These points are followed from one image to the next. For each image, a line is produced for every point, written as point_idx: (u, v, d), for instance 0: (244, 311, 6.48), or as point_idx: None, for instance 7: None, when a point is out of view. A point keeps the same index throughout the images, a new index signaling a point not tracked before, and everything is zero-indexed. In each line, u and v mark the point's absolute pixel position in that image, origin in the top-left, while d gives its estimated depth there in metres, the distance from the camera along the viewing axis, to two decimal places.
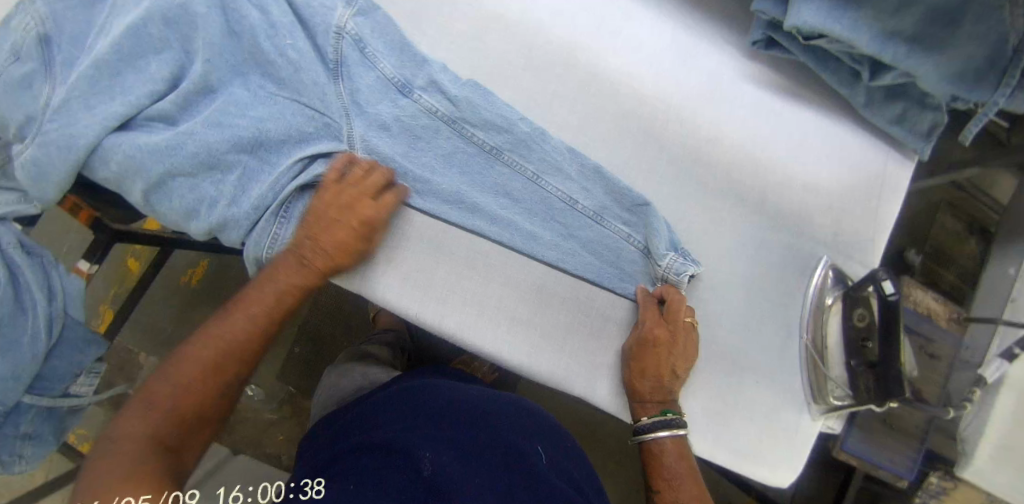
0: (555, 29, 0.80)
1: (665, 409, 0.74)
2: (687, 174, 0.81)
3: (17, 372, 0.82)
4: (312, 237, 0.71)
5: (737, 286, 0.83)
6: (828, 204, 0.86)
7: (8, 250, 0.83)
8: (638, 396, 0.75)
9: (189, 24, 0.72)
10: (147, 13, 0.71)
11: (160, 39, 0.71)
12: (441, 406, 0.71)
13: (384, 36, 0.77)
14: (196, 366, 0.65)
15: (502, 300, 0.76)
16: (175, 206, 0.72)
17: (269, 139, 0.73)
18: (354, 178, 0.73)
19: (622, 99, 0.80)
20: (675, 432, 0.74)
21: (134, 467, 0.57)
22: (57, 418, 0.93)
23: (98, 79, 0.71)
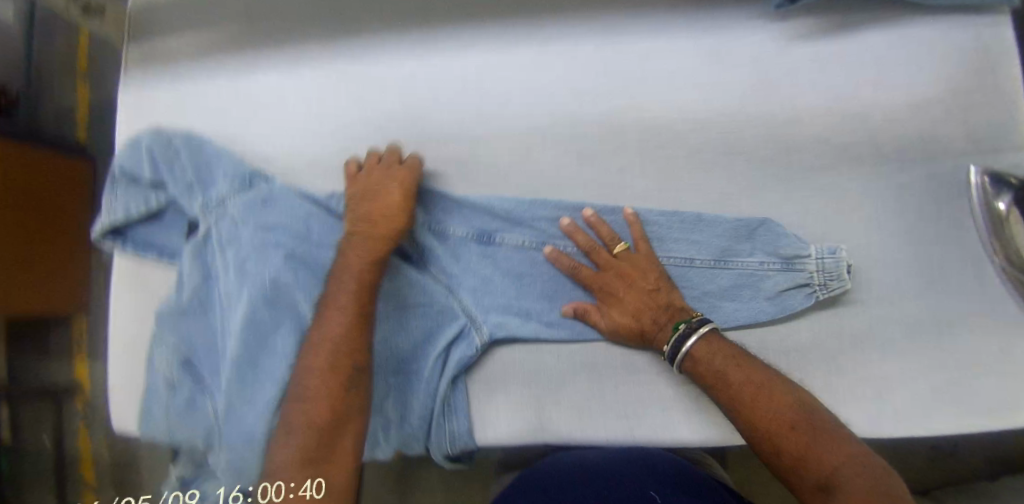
0: (587, 109, 0.78)
1: (676, 323, 0.69)
2: (788, 166, 0.76)
3: None
4: (374, 222, 0.75)
5: (898, 245, 0.76)
6: (947, 112, 0.77)
7: None
8: (696, 364, 0.67)
9: (288, 294, 0.76)
10: (253, 303, 0.76)
11: (273, 318, 0.76)
12: (560, 477, 0.68)
13: (439, 204, 0.77)
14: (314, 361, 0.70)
15: (679, 386, 0.73)
16: (357, 448, 0.75)
17: (403, 351, 0.76)
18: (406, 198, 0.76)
19: (686, 134, 0.76)
20: (704, 334, 0.67)
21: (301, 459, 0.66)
22: None
23: (243, 375, 0.74)
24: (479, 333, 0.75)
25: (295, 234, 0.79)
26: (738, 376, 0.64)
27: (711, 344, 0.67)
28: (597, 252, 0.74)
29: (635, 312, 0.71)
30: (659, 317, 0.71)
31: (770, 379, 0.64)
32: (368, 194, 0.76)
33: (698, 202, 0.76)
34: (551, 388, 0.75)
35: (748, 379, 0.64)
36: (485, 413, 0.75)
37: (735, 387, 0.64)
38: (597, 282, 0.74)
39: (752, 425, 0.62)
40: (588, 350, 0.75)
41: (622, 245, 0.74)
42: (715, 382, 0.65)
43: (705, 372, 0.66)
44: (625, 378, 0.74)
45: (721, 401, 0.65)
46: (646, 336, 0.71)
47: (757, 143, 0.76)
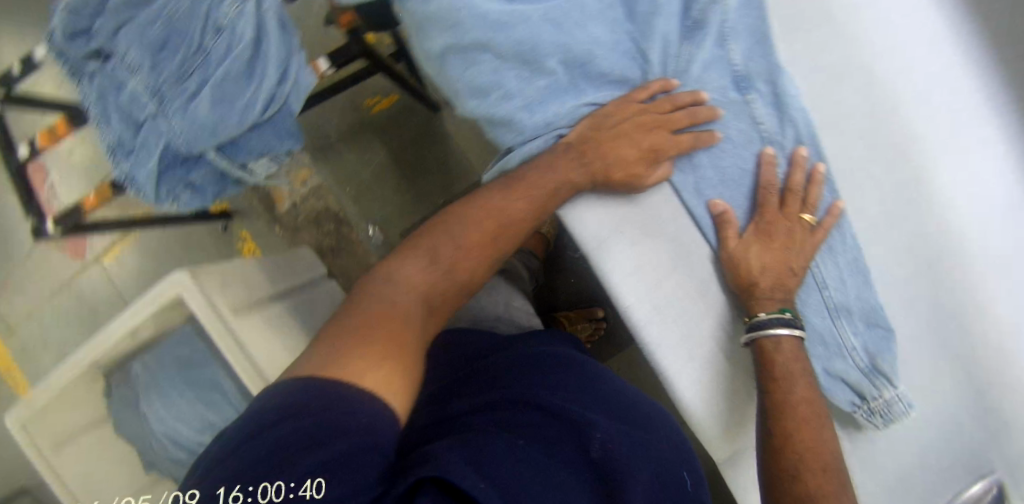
0: (916, 113, 0.71)
1: (783, 307, 0.67)
2: (942, 325, 0.74)
3: (218, 125, 0.88)
4: (618, 127, 0.68)
5: (909, 447, 0.79)
6: None
7: (267, 14, 0.86)
8: (770, 349, 0.65)
9: None
10: None
11: None
12: (606, 392, 0.69)
13: (753, 15, 0.67)
14: (450, 243, 0.67)
15: (707, 340, 0.70)
16: (468, 77, 0.67)
17: (592, 66, 0.67)
18: (660, 105, 0.68)
19: (931, 219, 0.72)
20: (794, 336, 0.66)
21: (367, 350, 0.54)
22: (222, 184, 0.99)
23: None
24: None
25: None
26: (801, 391, 0.63)
27: (792, 346, 0.65)
28: (791, 196, 0.68)
29: (767, 266, 0.67)
30: (777, 291, 0.68)
31: (819, 412, 0.64)
32: (621, 126, 0.68)
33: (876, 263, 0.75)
34: (636, 226, 0.70)
35: (807, 399, 0.63)
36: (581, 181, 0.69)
37: (792, 398, 0.63)
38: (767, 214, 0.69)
39: (783, 437, 0.62)
40: (690, 241, 0.71)
41: (811, 217, 0.68)
42: (777, 379, 0.64)
43: (777, 366, 0.64)
44: (686, 290, 0.70)
45: (768, 396, 0.64)
46: (751, 289, 0.68)
47: None
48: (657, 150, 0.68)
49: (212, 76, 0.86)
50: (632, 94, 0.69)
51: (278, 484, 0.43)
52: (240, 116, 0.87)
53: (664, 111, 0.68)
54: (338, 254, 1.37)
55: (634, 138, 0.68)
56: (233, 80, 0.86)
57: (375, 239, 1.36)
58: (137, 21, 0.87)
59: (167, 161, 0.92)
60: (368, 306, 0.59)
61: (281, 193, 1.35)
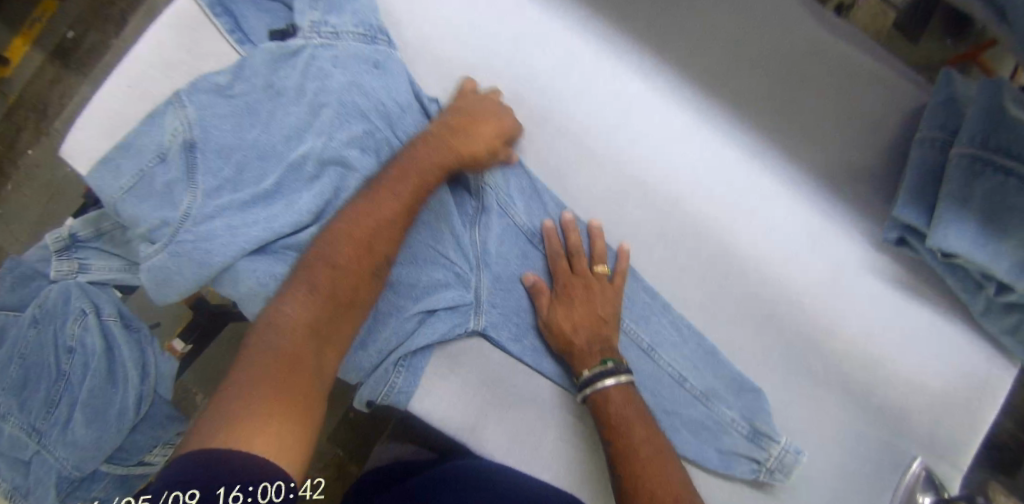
0: (694, 202, 0.80)
1: (605, 358, 0.70)
2: (800, 362, 0.81)
3: (99, 443, 0.85)
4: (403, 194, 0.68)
5: (827, 475, 0.83)
6: (929, 405, 0.83)
7: (108, 321, 0.88)
8: (603, 403, 0.67)
9: (340, 168, 0.73)
10: (305, 154, 0.72)
11: (310, 176, 0.72)
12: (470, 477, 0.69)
13: (521, 184, 0.78)
14: (257, 372, 0.53)
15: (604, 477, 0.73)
16: None
17: (401, 282, 0.72)
18: (440, 134, 0.72)
19: (749, 280, 0.80)
20: (619, 381, 0.68)
21: (268, 402, 0.51)
22: (126, 488, 0.93)
23: (255, 201, 0.71)
24: (476, 318, 0.74)
25: (385, 114, 0.76)
26: (638, 436, 0.64)
27: (626, 393, 0.68)
28: (582, 257, 0.75)
29: (575, 322, 0.72)
30: (595, 343, 0.71)
31: (664, 450, 0.64)
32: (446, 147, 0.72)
33: (719, 336, 0.80)
34: (498, 396, 0.74)
35: (648, 438, 0.64)
36: (433, 379, 0.74)
37: (633, 438, 0.64)
38: (564, 275, 0.75)
39: (636, 484, 0.62)
40: (549, 391, 0.75)
41: (604, 267, 0.74)
42: (614, 429, 0.65)
43: (614, 418, 0.66)
44: (565, 437, 0.74)
45: (613, 448, 0.65)
46: (573, 342, 0.71)
47: (791, 325, 0.81)
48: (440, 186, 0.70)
49: (78, 397, 0.85)
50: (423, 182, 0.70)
51: (279, 484, 0.48)
52: (118, 425, 0.86)
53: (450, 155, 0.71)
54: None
55: (424, 177, 0.69)
56: (102, 390, 0.86)
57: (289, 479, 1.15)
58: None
59: (66, 490, 0.86)
60: (250, 367, 0.53)
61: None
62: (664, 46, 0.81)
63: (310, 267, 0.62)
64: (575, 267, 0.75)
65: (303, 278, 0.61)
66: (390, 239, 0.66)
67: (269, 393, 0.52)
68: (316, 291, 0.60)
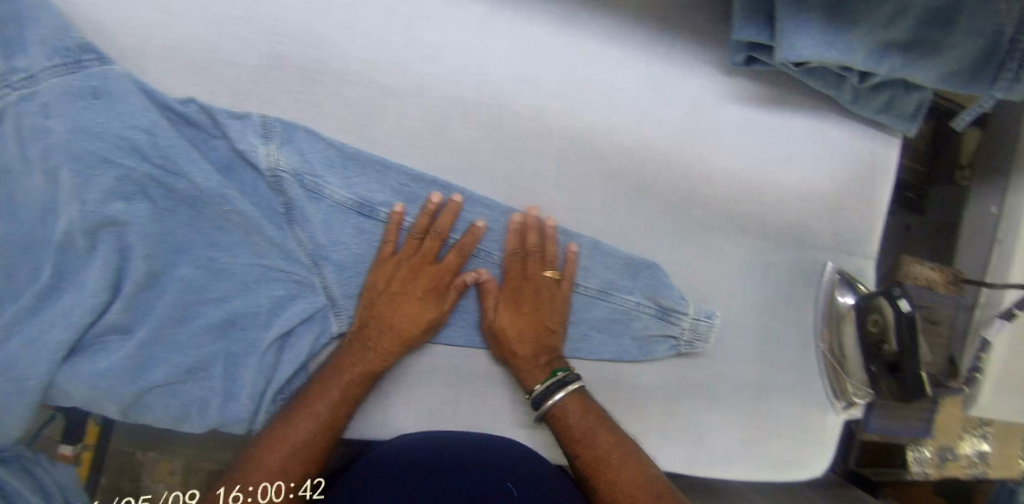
0: (523, 98, 0.70)
1: (555, 369, 0.70)
2: (687, 219, 0.77)
3: None
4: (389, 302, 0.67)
5: (750, 313, 0.82)
6: (826, 206, 0.84)
7: None
8: (563, 416, 0.69)
9: (116, 226, 0.60)
10: (67, 229, 0.58)
11: (87, 249, 0.60)
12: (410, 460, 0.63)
13: (322, 155, 0.66)
14: (278, 455, 0.61)
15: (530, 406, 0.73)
16: (162, 417, 0.64)
17: (242, 316, 0.65)
18: (410, 248, 0.68)
19: (608, 159, 0.73)
20: (570, 390, 0.69)
21: (292, 454, 0.61)
22: None
23: (39, 304, 0.59)
24: (336, 319, 0.66)
25: (124, 143, 0.59)
26: (604, 441, 0.68)
27: (580, 401, 0.70)
28: (513, 256, 0.70)
29: (515, 331, 0.70)
30: (540, 354, 0.70)
31: (629, 448, 0.69)
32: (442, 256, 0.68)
33: (598, 228, 0.74)
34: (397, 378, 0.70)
35: (615, 444, 0.69)
36: None
37: (599, 448, 0.68)
38: (492, 282, 0.70)
39: (610, 492, 0.67)
40: (446, 354, 0.71)
41: (553, 271, 0.71)
42: (579, 439, 0.69)
43: (573, 428, 0.69)
44: (481, 392, 0.72)
45: (581, 462, 0.69)
46: (508, 351, 0.70)
47: (666, 187, 0.76)
48: (437, 289, 0.68)
49: None
50: (382, 251, 0.67)
51: (281, 486, 0.59)
52: None
53: (415, 251, 0.68)
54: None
55: (410, 286, 0.67)
56: None
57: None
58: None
59: None
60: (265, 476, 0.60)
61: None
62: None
63: (294, 417, 0.63)
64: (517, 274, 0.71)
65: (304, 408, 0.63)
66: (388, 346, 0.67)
67: (276, 481, 0.60)
68: (296, 434, 0.62)
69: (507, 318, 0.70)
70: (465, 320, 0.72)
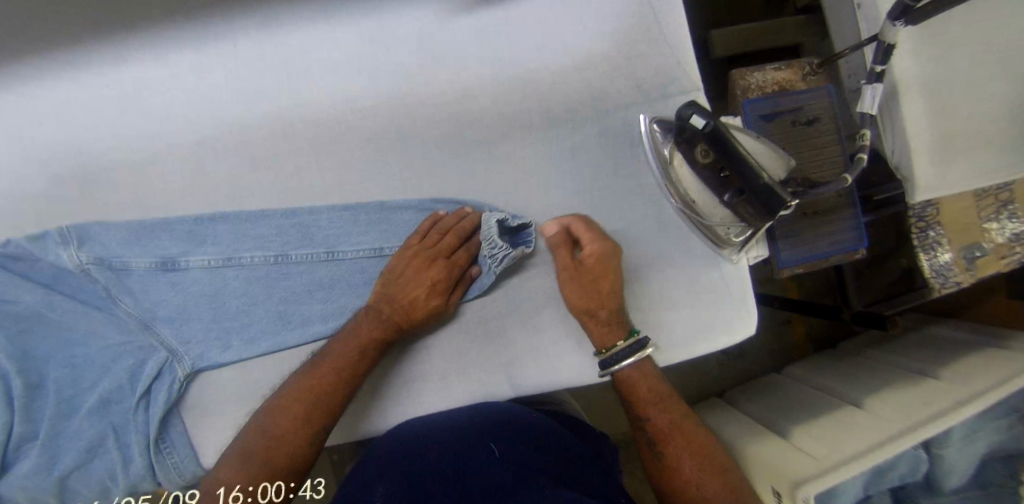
0: (257, 112, 0.76)
1: (632, 330, 0.75)
2: (461, 142, 0.78)
3: None
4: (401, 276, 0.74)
5: (576, 202, 0.80)
6: (609, 66, 0.78)
7: None
8: (632, 380, 0.74)
9: None
10: None
11: None
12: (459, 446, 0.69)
13: (116, 236, 0.75)
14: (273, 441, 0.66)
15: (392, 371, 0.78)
16: (91, 495, 0.73)
17: (110, 392, 0.73)
18: (431, 241, 0.74)
19: (359, 124, 0.76)
20: (645, 355, 0.74)
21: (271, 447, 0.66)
22: None
23: None
24: (180, 364, 0.75)
25: None
26: (673, 410, 0.74)
27: (644, 372, 0.75)
28: (435, 231, 0.75)
29: (425, 290, 0.73)
30: (614, 316, 0.75)
31: (683, 409, 0.75)
32: (400, 284, 0.73)
33: (380, 190, 0.77)
34: (394, 373, 0.79)
35: (691, 432, 0.74)
36: (209, 435, 0.76)
37: (664, 415, 0.74)
38: (442, 245, 0.74)
39: (659, 428, 0.73)
40: (294, 358, 0.77)
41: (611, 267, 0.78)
42: (646, 407, 0.74)
43: (639, 396, 0.74)
44: None
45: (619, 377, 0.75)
46: (417, 319, 0.73)
47: (425, 125, 0.77)
48: (429, 257, 0.74)
49: None
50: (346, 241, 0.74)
51: (278, 487, 0.65)
52: None
53: (434, 241, 0.74)
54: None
55: (416, 279, 0.73)
56: None
57: None
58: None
59: None
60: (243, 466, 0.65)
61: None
62: (100, 16, 0.71)
63: (269, 410, 0.68)
64: (451, 247, 0.75)
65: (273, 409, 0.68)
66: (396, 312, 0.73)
67: (246, 476, 0.65)
68: (267, 426, 0.67)
69: (577, 293, 0.75)
70: (294, 322, 0.76)
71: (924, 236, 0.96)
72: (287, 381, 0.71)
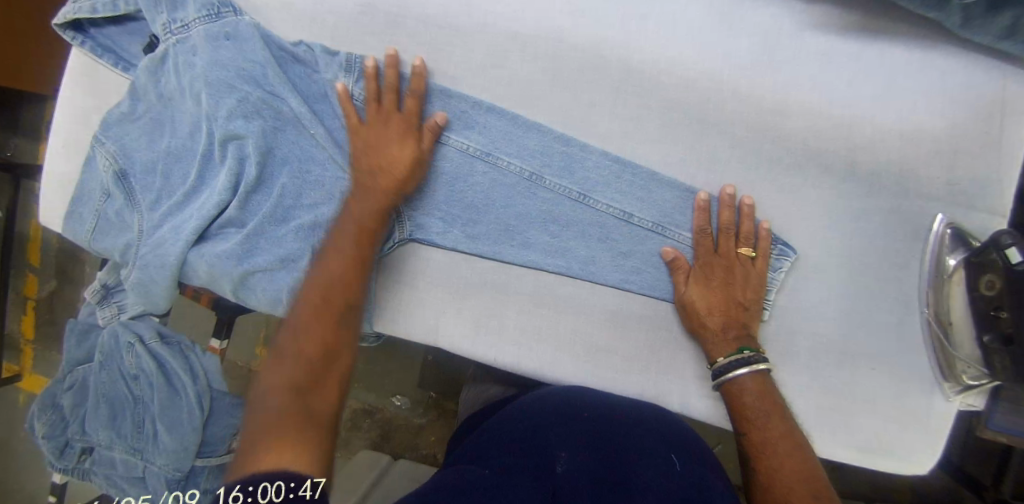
0: (578, 30, 0.73)
1: (742, 346, 0.70)
2: (755, 153, 0.73)
3: (184, 443, 0.90)
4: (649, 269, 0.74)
5: (830, 265, 0.74)
6: (935, 150, 0.73)
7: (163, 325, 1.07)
8: (741, 393, 0.69)
9: (237, 140, 0.76)
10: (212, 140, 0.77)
11: (220, 159, 0.77)
12: (564, 440, 0.64)
13: (395, 88, 0.75)
14: (310, 335, 0.63)
15: (595, 342, 0.75)
16: (261, 298, 0.77)
17: (325, 218, 0.76)
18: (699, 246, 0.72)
19: (667, 89, 0.73)
20: (757, 370, 0.69)
21: (293, 373, 0.60)
22: (184, 449, 0.90)
23: (186, 201, 0.79)
24: (400, 227, 0.75)
25: (243, 73, 0.75)
26: (778, 429, 0.66)
27: (761, 381, 0.69)
28: (702, 233, 0.72)
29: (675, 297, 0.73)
30: (729, 329, 0.71)
31: (800, 442, 0.66)
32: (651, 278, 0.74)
33: (654, 159, 0.74)
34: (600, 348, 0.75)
35: (793, 456, 0.65)
36: (388, 301, 0.76)
37: (770, 439, 0.66)
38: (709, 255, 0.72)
39: (759, 439, 0.66)
40: (497, 271, 0.75)
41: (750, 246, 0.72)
42: (752, 418, 0.67)
43: (743, 404, 0.68)
44: (527, 309, 0.75)
45: (728, 392, 0.70)
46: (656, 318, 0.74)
47: (730, 121, 0.73)
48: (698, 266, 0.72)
49: (153, 411, 0.91)
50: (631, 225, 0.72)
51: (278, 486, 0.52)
52: (191, 425, 0.90)
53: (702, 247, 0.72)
54: (390, 438, 1.25)
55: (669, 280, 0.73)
56: (169, 403, 0.90)
57: (404, 404, 1.26)
58: (87, 410, 0.94)
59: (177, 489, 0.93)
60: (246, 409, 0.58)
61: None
62: None
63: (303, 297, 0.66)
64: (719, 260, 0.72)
65: (284, 357, 0.62)
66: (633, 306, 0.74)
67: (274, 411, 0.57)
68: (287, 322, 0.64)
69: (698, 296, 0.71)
70: (516, 241, 0.74)
71: None
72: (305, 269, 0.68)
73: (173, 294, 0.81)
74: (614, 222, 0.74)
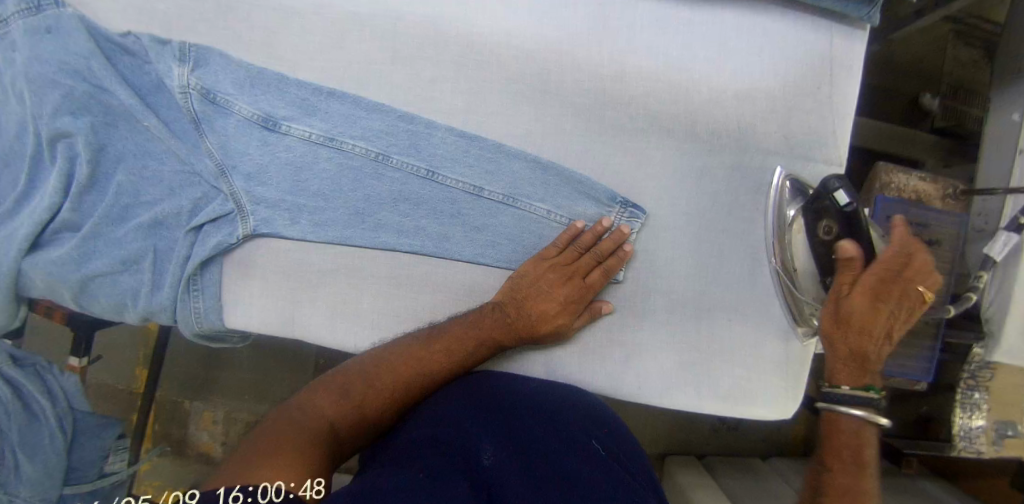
0: (415, 7, 0.73)
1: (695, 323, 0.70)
2: (599, 120, 0.74)
3: (48, 471, 0.85)
4: (528, 277, 0.72)
5: (679, 223, 0.76)
6: (770, 107, 0.75)
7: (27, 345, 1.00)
8: None
9: (65, 138, 0.71)
10: (38, 140, 0.71)
11: (50, 160, 0.72)
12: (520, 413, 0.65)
13: (230, 76, 0.72)
14: (359, 379, 0.66)
15: None
16: (106, 304, 0.74)
17: (166, 216, 0.72)
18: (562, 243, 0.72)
19: (508, 62, 0.73)
20: None
21: (295, 440, 0.59)
22: (41, 479, 0.85)
23: (17, 208, 0.73)
24: (243, 222, 0.72)
25: (66, 67, 0.70)
26: None
27: None
28: (569, 250, 0.72)
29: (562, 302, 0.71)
30: None
31: None
32: (535, 290, 0.71)
33: (500, 132, 0.74)
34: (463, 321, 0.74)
35: None
36: (240, 294, 0.74)
37: None
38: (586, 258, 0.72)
39: None
40: (351, 256, 0.74)
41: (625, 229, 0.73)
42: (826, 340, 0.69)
43: None
44: (384, 291, 0.74)
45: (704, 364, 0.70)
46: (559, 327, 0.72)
47: (572, 89, 0.74)
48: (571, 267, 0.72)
49: (9, 439, 0.84)
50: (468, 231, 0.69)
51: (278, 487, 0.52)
52: (54, 450, 0.86)
53: (572, 257, 0.72)
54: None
55: (550, 293, 0.71)
56: (26, 428, 0.84)
57: None
58: None
59: None
60: (283, 415, 0.63)
61: (207, 441, 1.42)
62: None
63: (330, 383, 0.66)
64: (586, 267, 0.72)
65: (333, 385, 0.66)
66: (510, 326, 0.71)
67: (297, 446, 0.58)
68: (326, 407, 0.64)
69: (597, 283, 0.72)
70: (367, 224, 0.73)
71: (971, 399, 0.83)
72: (372, 351, 0.69)
73: (12, 308, 0.74)
74: (465, 198, 0.74)
